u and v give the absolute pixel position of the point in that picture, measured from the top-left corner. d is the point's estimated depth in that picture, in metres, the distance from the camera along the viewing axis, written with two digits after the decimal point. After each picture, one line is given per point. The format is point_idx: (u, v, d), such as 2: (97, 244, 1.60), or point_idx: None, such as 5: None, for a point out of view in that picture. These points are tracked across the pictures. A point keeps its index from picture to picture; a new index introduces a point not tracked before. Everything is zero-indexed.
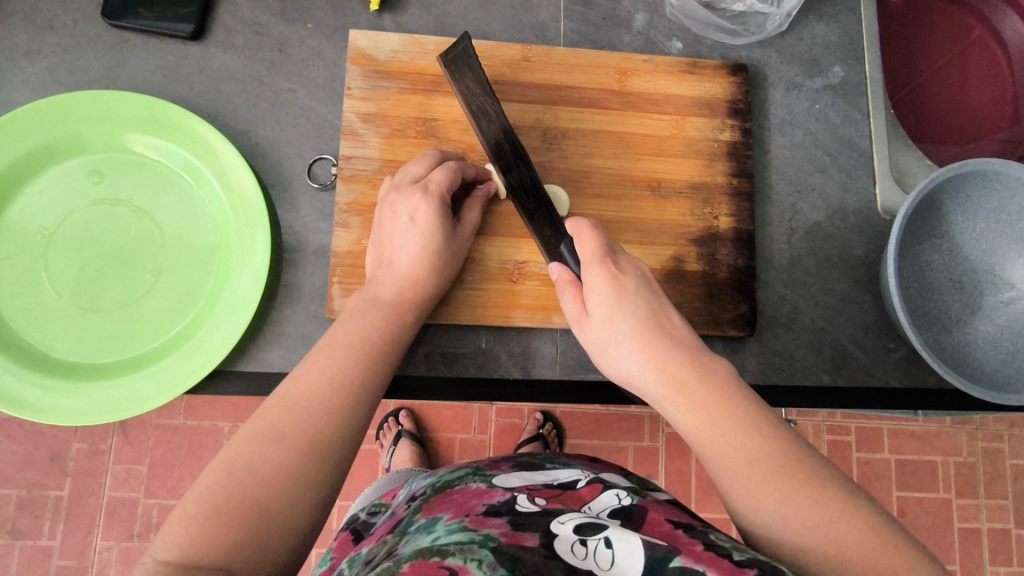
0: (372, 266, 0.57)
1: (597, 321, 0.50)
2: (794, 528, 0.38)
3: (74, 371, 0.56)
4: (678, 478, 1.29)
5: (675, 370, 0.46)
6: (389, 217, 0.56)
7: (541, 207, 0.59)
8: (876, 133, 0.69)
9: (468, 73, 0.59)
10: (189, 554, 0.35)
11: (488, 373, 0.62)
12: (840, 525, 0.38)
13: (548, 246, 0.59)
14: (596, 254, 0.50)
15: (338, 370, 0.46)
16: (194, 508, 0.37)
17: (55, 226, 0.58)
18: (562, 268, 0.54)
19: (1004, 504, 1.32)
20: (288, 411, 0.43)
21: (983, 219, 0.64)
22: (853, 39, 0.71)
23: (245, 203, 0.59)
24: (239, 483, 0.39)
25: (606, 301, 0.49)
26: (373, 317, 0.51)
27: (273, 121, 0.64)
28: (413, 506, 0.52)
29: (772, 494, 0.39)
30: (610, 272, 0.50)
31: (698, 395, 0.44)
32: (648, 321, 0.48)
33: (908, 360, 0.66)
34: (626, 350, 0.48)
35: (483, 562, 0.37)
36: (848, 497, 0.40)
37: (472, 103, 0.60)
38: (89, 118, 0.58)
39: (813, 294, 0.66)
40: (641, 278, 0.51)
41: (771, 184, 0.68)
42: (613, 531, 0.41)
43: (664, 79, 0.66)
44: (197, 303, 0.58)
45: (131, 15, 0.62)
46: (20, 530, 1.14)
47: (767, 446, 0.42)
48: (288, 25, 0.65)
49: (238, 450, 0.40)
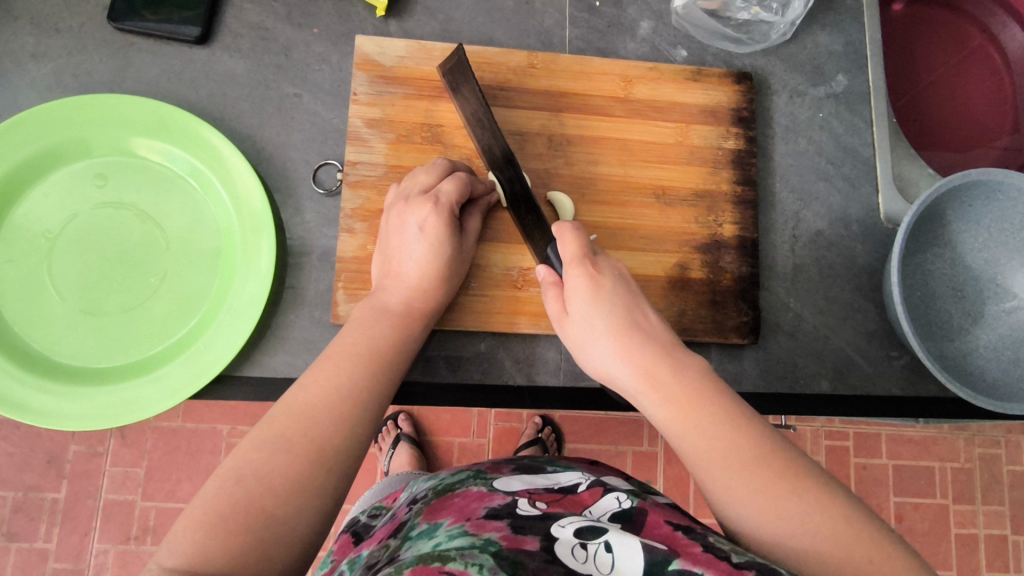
0: (378, 275, 0.57)
1: (577, 319, 0.51)
2: (764, 518, 0.39)
3: (77, 375, 0.55)
4: (676, 483, 1.29)
5: (649, 363, 0.47)
6: (396, 226, 0.56)
7: (531, 208, 0.60)
8: (879, 142, 0.69)
9: (465, 85, 0.60)
10: (195, 562, 0.35)
11: (491, 379, 0.62)
12: (812, 514, 0.38)
13: (536, 248, 0.61)
14: (576, 254, 0.53)
15: (345, 375, 0.46)
16: (200, 516, 0.37)
17: (60, 230, 0.58)
18: (547, 269, 0.55)
19: (1001, 510, 1.32)
20: (294, 420, 0.43)
21: (984, 229, 0.64)
22: (856, 49, 0.71)
23: (250, 208, 0.59)
24: (245, 491, 0.39)
25: (583, 299, 0.51)
26: (379, 323, 0.51)
27: (279, 126, 0.64)
28: (413, 509, 0.52)
29: (742, 483, 0.40)
30: (588, 271, 0.52)
31: (670, 389, 0.46)
32: (623, 317, 0.50)
33: (910, 368, 0.66)
34: (603, 345, 0.49)
35: (483, 566, 0.38)
36: (822, 488, 0.40)
37: (469, 112, 0.61)
38: (94, 121, 0.58)
39: (816, 303, 0.67)
40: (619, 278, 0.53)
41: (775, 192, 0.68)
42: (614, 534, 0.41)
43: (669, 87, 0.66)
44: (200, 308, 0.58)
45: (138, 19, 0.62)
46: (17, 532, 1.14)
47: (738, 436, 0.42)
48: (294, 30, 0.65)
49: (244, 458, 0.40)
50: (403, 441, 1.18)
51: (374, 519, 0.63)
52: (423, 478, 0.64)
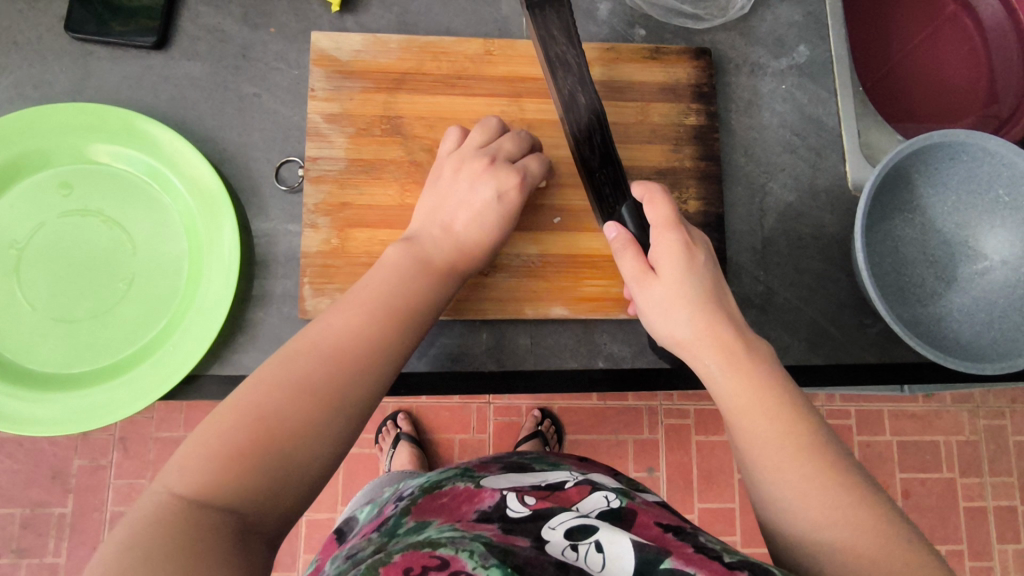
0: (420, 222, 0.57)
1: (664, 282, 0.50)
2: (813, 508, 0.40)
3: (48, 382, 0.56)
4: (679, 470, 1.28)
5: (727, 339, 0.47)
6: (466, 183, 0.57)
7: (607, 166, 0.56)
8: (843, 111, 0.69)
9: (555, 18, 0.53)
10: (203, 491, 0.36)
11: (499, 366, 0.62)
12: (861, 511, 0.39)
13: (604, 206, 0.59)
14: (669, 220, 0.51)
15: (370, 328, 0.46)
16: (213, 446, 0.38)
17: (26, 240, 0.59)
18: (620, 229, 0.53)
19: (1009, 481, 1.31)
20: (319, 362, 0.43)
21: (953, 192, 0.64)
22: (817, 19, 0.71)
23: (212, 207, 0.59)
24: (261, 428, 0.39)
25: (675, 263, 0.50)
26: (406, 278, 0.51)
27: (240, 126, 0.64)
28: (400, 506, 0.52)
29: (800, 470, 0.41)
30: (684, 240, 0.51)
31: (747, 367, 0.46)
32: (710, 294, 0.49)
33: (884, 335, 0.65)
34: (687, 312, 0.49)
35: (474, 552, 0.39)
36: (873, 490, 0.41)
37: (551, 51, 0.54)
38: (52, 131, 0.59)
39: (786, 275, 0.66)
40: (709, 254, 0.52)
41: (740, 167, 0.68)
42: (604, 533, 0.42)
43: (628, 67, 0.66)
44: (170, 309, 0.59)
45: (94, 28, 0.62)
46: (25, 548, 1.15)
47: (804, 425, 0.43)
48: (250, 31, 0.65)
49: (265, 392, 0.41)
50: (402, 440, 1.19)
51: (363, 513, 0.63)
52: (411, 477, 0.64)
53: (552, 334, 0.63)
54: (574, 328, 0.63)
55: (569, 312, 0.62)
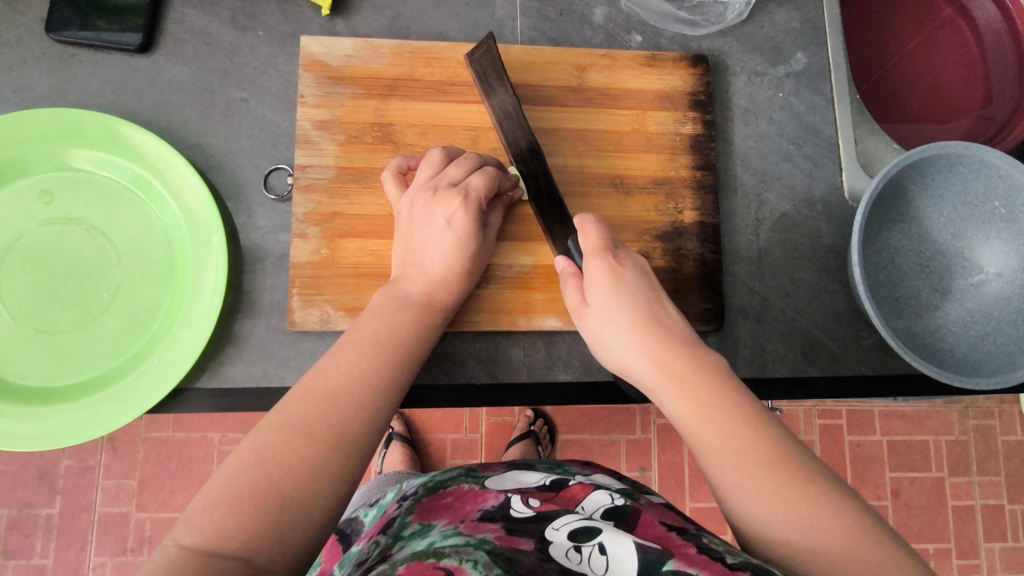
0: (398, 264, 0.56)
1: (597, 311, 0.52)
2: (775, 516, 0.38)
3: (30, 396, 0.55)
4: (671, 470, 1.28)
5: (665, 357, 0.47)
6: (420, 218, 0.55)
7: (553, 203, 0.59)
8: (841, 120, 0.68)
9: (490, 70, 0.59)
10: (211, 541, 0.35)
11: (503, 379, 0.62)
12: (822, 513, 0.37)
13: (558, 243, 0.60)
14: (597, 247, 0.53)
15: (363, 368, 0.46)
16: (219, 496, 0.37)
17: (6, 249, 0.57)
18: (567, 261, 0.56)
19: (997, 480, 1.32)
20: (313, 405, 0.42)
21: (949, 203, 0.64)
22: (814, 26, 0.70)
23: (199, 218, 0.58)
24: (265, 473, 0.38)
25: (605, 290, 0.51)
26: (401, 315, 0.51)
27: (227, 131, 0.63)
28: (403, 506, 0.51)
29: (753, 476, 0.39)
30: (610, 264, 0.53)
31: (690, 383, 0.45)
32: (644, 310, 0.50)
33: (880, 347, 0.65)
34: (622, 337, 0.50)
35: (478, 562, 0.37)
36: (834, 491, 0.39)
37: (492, 98, 0.61)
38: (31, 139, 0.57)
39: (781, 286, 0.66)
40: (641, 272, 0.53)
41: (736, 175, 0.68)
42: (607, 535, 0.40)
43: (624, 73, 0.65)
44: (154, 322, 0.57)
45: (74, 28, 0.61)
46: (12, 550, 1.14)
47: (752, 432, 0.42)
48: (238, 34, 0.64)
49: (265, 441, 0.40)
50: (395, 440, 1.17)
51: (364, 513, 0.63)
52: (412, 478, 0.64)
53: (547, 345, 0.63)
54: (567, 338, 0.63)
55: (563, 325, 0.62)
